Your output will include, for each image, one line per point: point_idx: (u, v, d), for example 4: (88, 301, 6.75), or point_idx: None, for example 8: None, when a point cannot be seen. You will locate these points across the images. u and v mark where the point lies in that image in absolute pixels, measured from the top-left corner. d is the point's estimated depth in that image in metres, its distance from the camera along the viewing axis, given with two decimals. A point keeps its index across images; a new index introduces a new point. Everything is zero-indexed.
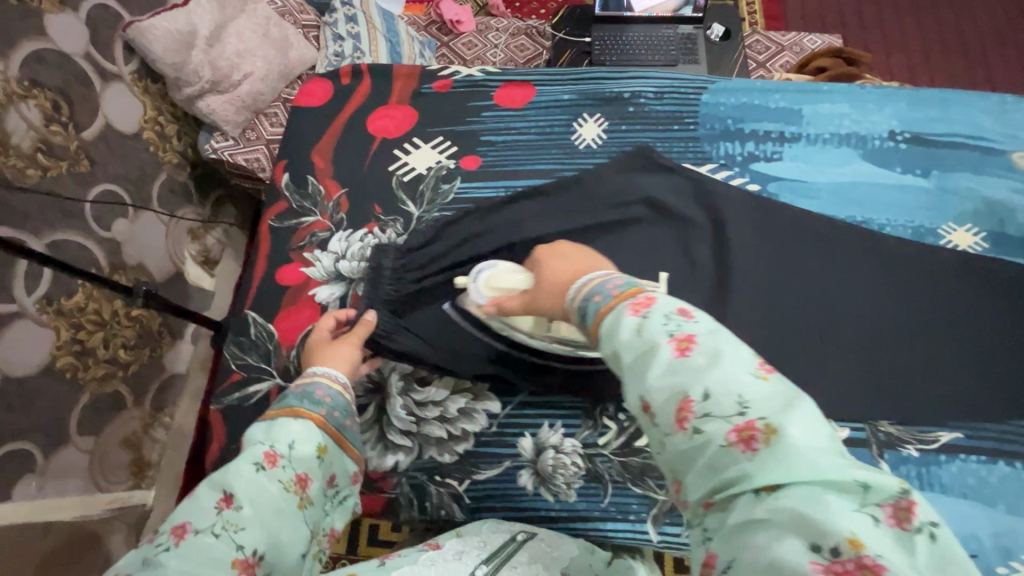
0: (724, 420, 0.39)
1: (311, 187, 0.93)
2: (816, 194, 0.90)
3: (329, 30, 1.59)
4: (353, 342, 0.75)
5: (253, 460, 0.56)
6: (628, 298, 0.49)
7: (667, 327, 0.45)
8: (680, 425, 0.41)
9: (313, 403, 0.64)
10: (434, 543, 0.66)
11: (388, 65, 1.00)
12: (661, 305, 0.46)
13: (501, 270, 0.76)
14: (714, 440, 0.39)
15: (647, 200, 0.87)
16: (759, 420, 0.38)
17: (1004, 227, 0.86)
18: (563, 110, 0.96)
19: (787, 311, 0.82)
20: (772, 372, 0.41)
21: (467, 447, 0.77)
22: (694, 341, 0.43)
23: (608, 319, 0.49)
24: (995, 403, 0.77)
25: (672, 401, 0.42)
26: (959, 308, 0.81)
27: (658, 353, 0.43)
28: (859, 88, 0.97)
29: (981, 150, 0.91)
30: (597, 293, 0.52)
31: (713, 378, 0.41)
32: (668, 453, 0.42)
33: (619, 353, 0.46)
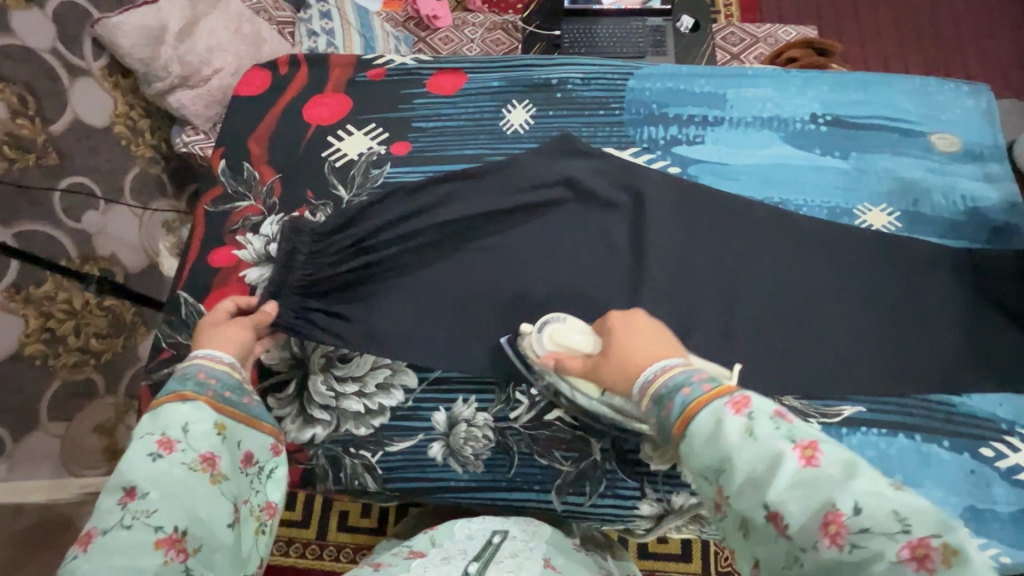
0: (888, 537, 0.39)
1: (246, 173, 0.96)
2: (735, 177, 0.92)
3: (304, 26, 1.60)
4: (243, 325, 0.72)
5: (145, 451, 0.58)
6: (722, 394, 0.46)
7: (782, 433, 0.43)
8: (827, 542, 0.40)
9: (198, 384, 0.65)
10: (418, 552, 0.67)
11: (325, 55, 1.02)
12: (760, 406, 0.45)
13: (569, 325, 0.72)
14: (883, 556, 0.39)
15: (565, 181, 0.88)
16: (933, 537, 0.38)
17: (918, 206, 0.88)
18: (492, 96, 0.98)
19: (697, 291, 0.85)
20: (904, 476, 0.41)
21: (382, 421, 0.80)
22: (817, 449, 0.42)
23: (700, 421, 0.46)
24: (896, 378, 0.79)
25: (813, 517, 0.41)
26: (864, 286, 0.83)
27: (786, 464, 0.42)
28: (784, 72, 0.98)
29: (900, 132, 0.92)
30: (680, 383, 0.49)
31: (859, 490, 0.40)
32: (806, 568, 0.41)
33: (731, 466, 0.44)
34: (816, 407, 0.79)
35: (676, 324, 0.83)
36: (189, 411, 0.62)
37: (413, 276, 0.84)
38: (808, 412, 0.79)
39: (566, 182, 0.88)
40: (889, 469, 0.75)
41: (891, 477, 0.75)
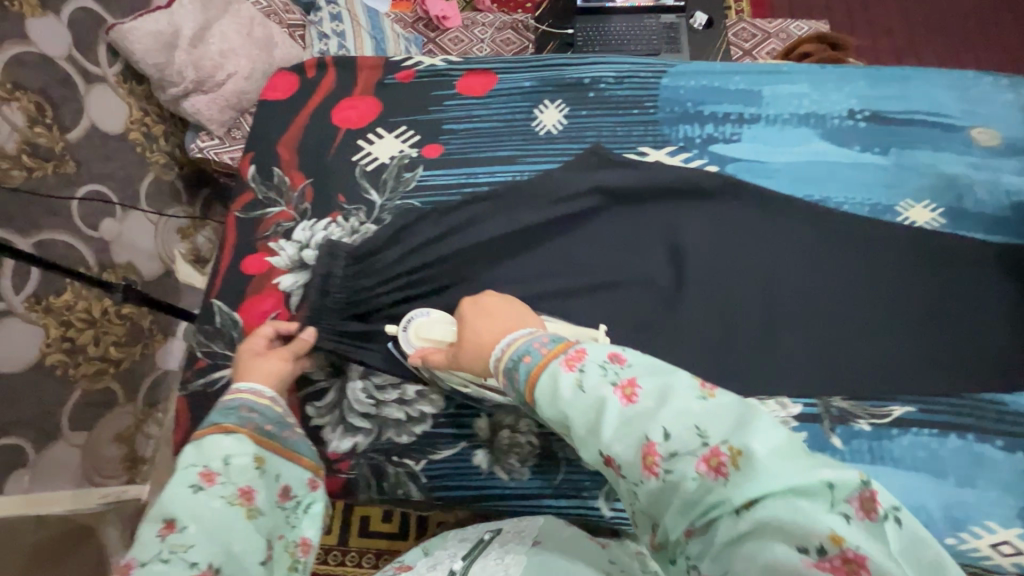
0: (690, 454, 0.45)
1: (276, 178, 0.94)
2: (774, 174, 0.90)
3: (314, 29, 1.59)
4: (282, 357, 0.75)
5: (187, 482, 0.59)
6: (558, 354, 0.54)
7: (607, 379, 0.51)
8: (650, 470, 0.46)
9: (242, 417, 0.66)
10: (406, 565, 0.68)
11: (353, 57, 1.01)
12: (592, 358, 0.52)
13: (433, 318, 0.76)
14: (686, 475, 0.44)
15: (597, 189, 0.87)
16: (722, 445, 0.44)
17: (962, 202, 0.86)
18: (524, 96, 0.97)
19: (737, 291, 0.83)
20: (715, 391, 0.48)
21: (425, 429, 0.78)
22: (636, 387, 0.50)
23: (542, 382, 0.53)
24: (944, 377, 0.78)
25: (636, 451, 0.47)
26: (909, 283, 0.82)
27: (607, 405, 0.49)
28: (819, 68, 0.97)
29: (940, 127, 0.91)
30: (524, 352, 0.56)
31: (664, 417, 0.46)
32: (643, 499, 0.47)
33: (568, 414, 0.51)
34: (865, 407, 0.77)
35: (717, 324, 0.82)
36: (230, 443, 0.63)
37: (449, 282, 0.83)
38: (857, 412, 0.77)
39: (602, 187, 0.87)
40: (942, 470, 0.74)
41: (945, 479, 0.73)
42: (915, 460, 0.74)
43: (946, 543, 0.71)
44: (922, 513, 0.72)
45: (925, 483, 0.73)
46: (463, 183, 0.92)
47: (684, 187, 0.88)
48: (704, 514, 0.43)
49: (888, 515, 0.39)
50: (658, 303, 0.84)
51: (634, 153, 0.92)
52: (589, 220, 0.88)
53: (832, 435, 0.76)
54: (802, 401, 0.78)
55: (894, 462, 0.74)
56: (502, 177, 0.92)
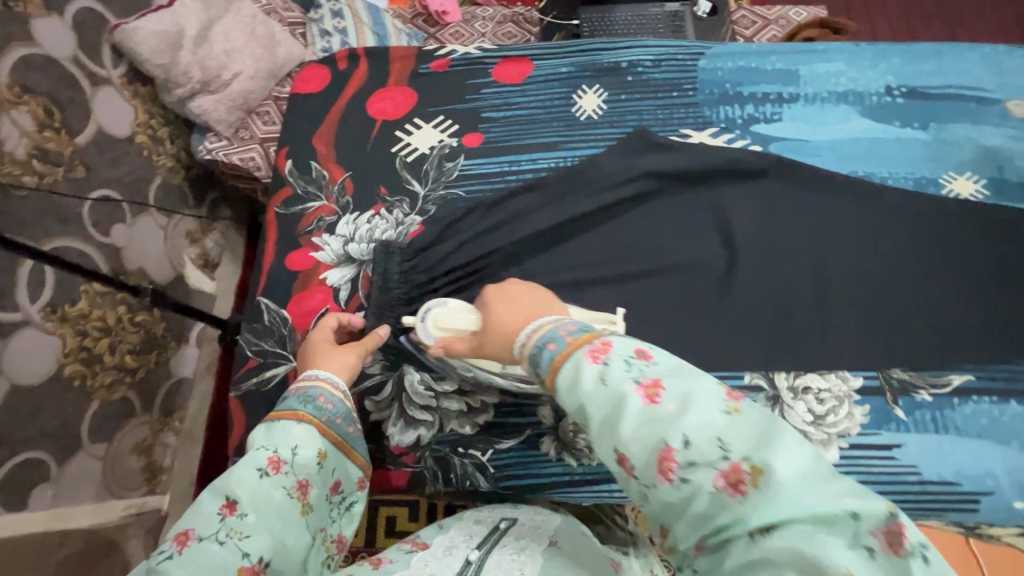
0: (708, 467, 0.39)
1: (314, 172, 0.93)
2: (817, 153, 0.91)
3: (315, 27, 1.47)
4: (357, 350, 0.72)
5: (256, 465, 0.57)
6: (583, 344, 0.46)
7: (629, 375, 0.43)
8: (663, 477, 0.41)
9: (316, 408, 0.64)
10: (421, 545, 0.65)
11: (384, 48, 1.00)
12: (618, 350, 0.45)
13: (452, 308, 0.70)
14: (703, 486, 0.39)
15: (648, 173, 0.87)
16: (743, 461, 0.38)
17: (1003, 173, 0.88)
18: (562, 83, 0.97)
19: (790, 268, 0.83)
20: (742, 402, 0.41)
21: (488, 419, 0.77)
22: (660, 387, 0.42)
23: (566, 371, 0.46)
24: (1001, 344, 0.78)
25: (653, 454, 0.41)
26: (958, 253, 0.82)
27: (626, 403, 0.42)
28: (854, 46, 0.97)
29: (976, 100, 0.92)
30: (548, 339, 0.48)
31: (689, 424, 0.40)
32: (653, 502, 0.42)
33: (585, 408, 0.44)
34: (925, 378, 0.78)
35: (773, 302, 0.82)
36: (300, 432, 0.61)
37: (502, 272, 0.83)
38: (918, 383, 0.78)
39: (650, 172, 0.87)
40: (1005, 436, 0.76)
41: (1008, 445, 0.75)
42: (978, 428, 0.76)
43: (1014, 508, 0.73)
44: (989, 480, 0.74)
45: (989, 450, 0.75)
46: (508, 171, 0.91)
47: (731, 168, 0.87)
48: (719, 529, 0.39)
49: (917, 552, 0.33)
50: (712, 284, 0.83)
51: (676, 135, 0.92)
52: (638, 204, 0.87)
53: (896, 407, 0.77)
54: (863, 374, 0.79)
55: (957, 431, 0.76)
56: (547, 164, 0.91)
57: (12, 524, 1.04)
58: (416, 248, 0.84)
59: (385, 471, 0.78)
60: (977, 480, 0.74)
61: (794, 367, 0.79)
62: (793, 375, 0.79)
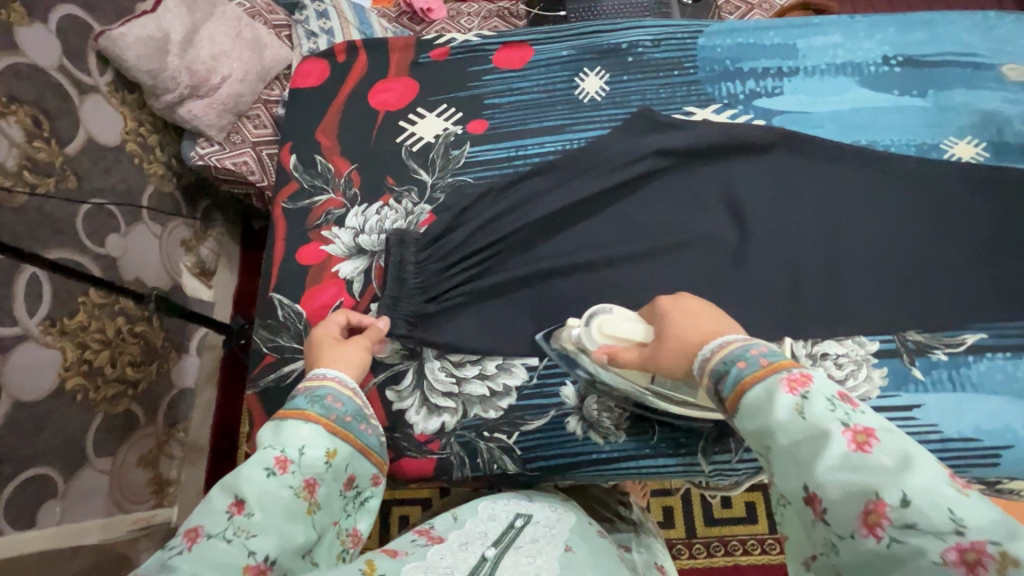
0: (934, 535, 0.35)
1: (320, 166, 0.92)
2: (820, 124, 0.92)
3: (301, 28, 1.44)
4: (363, 346, 0.73)
5: (264, 464, 0.56)
6: (781, 370, 0.45)
7: (837, 415, 0.41)
8: (868, 531, 0.38)
9: (324, 406, 0.63)
10: (437, 536, 0.64)
11: (382, 38, 0.99)
12: (824, 388, 0.43)
13: (619, 315, 0.68)
14: (922, 554, 0.36)
15: (657, 151, 0.87)
16: (985, 542, 0.34)
17: (1003, 135, 0.89)
18: (563, 66, 0.97)
19: (802, 239, 0.84)
20: (972, 490, 0.37)
21: (511, 402, 0.77)
22: (874, 436, 0.40)
23: (755, 394, 0.45)
24: (1012, 301, 0.80)
25: (859, 504, 0.38)
26: (964, 215, 0.84)
27: (832, 442, 0.40)
28: (849, 19, 0.98)
29: (972, 66, 0.93)
30: (738, 356, 0.48)
31: (910, 483, 0.37)
32: (841, 557, 0.39)
33: (776, 436, 0.43)
34: (940, 338, 0.79)
35: (787, 272, 0.83)
36: (306, 432, 0.61)
37: (516, 256, 0.83)
38: (933, 343, 0.79)
39: (659, 150, 0.87)
40: (1022, 390, 0.77)
41: None
42: (995, 384, 0.77)
43: None
44: (1010, 434, 0.75)
45: (1007, 405, 0.76)
46: (515, 155, 0.90)
47: (739, 142, 0.88)
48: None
49: None
50: (726, 257, 0.84)
51: (680, 113, 0.92)
52: (647, 183, 0.87)
53: (913, 367, 0.78)
54: (880, 338, 0.79)
55: (974, 388, 0.77)
56: (553, 147, 0.91)
57: (21, 542, 1.00)
58: (428, 235, 0.83)
59: (410, 459, 0.78)
60: (996, 434, 0.75)
61: (812, 335, 0.80)
62: (811, 342, 0.80)
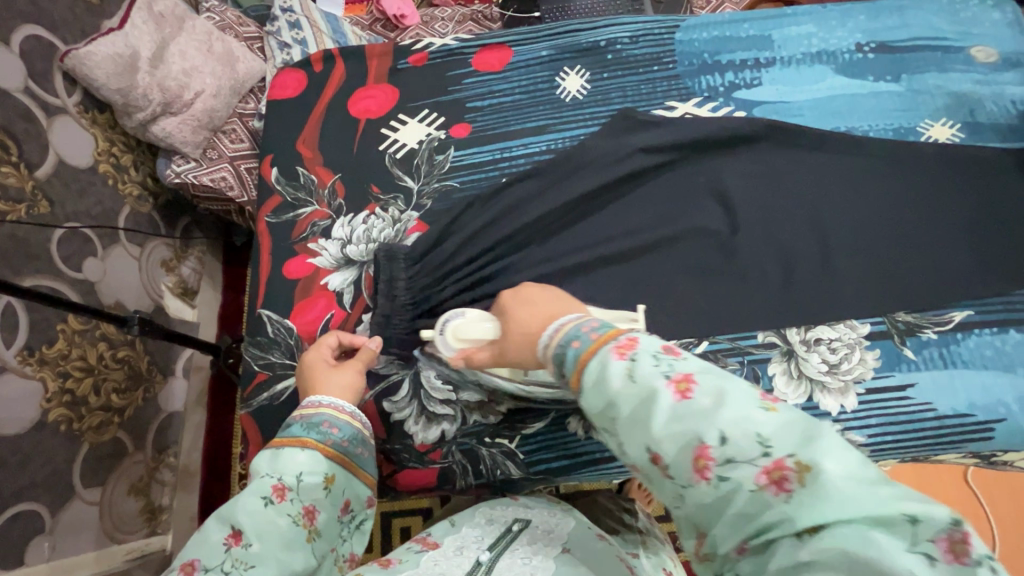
0: (749, 463, 0.40)
1: (302, 178, 0.90)
2: (800, 113, 0.93)
3: (273, 40, 1.39)
4: (358, 367, 0.70)
5: (260, 494, 0.56)
6: (608, 340, 0.48)
7: (661, 370, 0.45)
8: (702, 474, 0.41)
9: (320, 433, 0.62)
10: (432, 542, 0.64)
11: (359, 46, 0.98)
12: (645, 347, 0.47)
13: (469, 317, 0.69)
14: (743, 484, 0.40)
15: (641, 148, 0.87)
16: (788, 458, 0.39)
17: (975, 116, 0.91)
18: (543, 66, 0.97)
19: (788, 227, 0.85)
20: (777, 404, 0.42)
21: (510, 406, 0.76)
22: (691, 383, 0.44)
23: (590, 368, 0.48)
24: (995, 277, 0.81)
25: (690, 452, 0.42)
26: (944, 195, 0.85)
27: (658, 400, 0.43)
28: (821, 8, 1.00)
29: (942, 50, 0.95)
30: (573, 337, 0.50)
31: (726, 420, 0.41)
32: (688, 504, 0.43)
33: (615, 404, 0.46)
34: (928, 317, 0.81)
35: (776, 260, 0.83)
36: (303, 461, 0.60)
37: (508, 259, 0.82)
38: (922, 323, 0.80)
39: (644, 146, 0.87)
40: (1009, 364, 0.78)
41: (1014, 371, 0.78)
42: (984, 359, 0.79)
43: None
44: (1001, 407, 0.76)
45: (996, 379, 0.78)
46: (500, 158, 0.90)
47: (722, 133, 0.88)
48: (762, 530, 0.39)
49: (982, 561, 0.33)
50: (716, 249, 0.84)
51: (661, 108, 0.93)
52: (634, 179, 0.87)
53: (904, 348, 0.79)
54: (870, 321, 0.80)
55: (964, 364, 0.79)
56: (538, 148, 0.91)
57: None
58: (417, 243, 0.82)
59: (411, 471, 0.77)
60: (988, 408, 0.76)
61: (804, 321, 0.80)
62: (804, 329, 0.80)
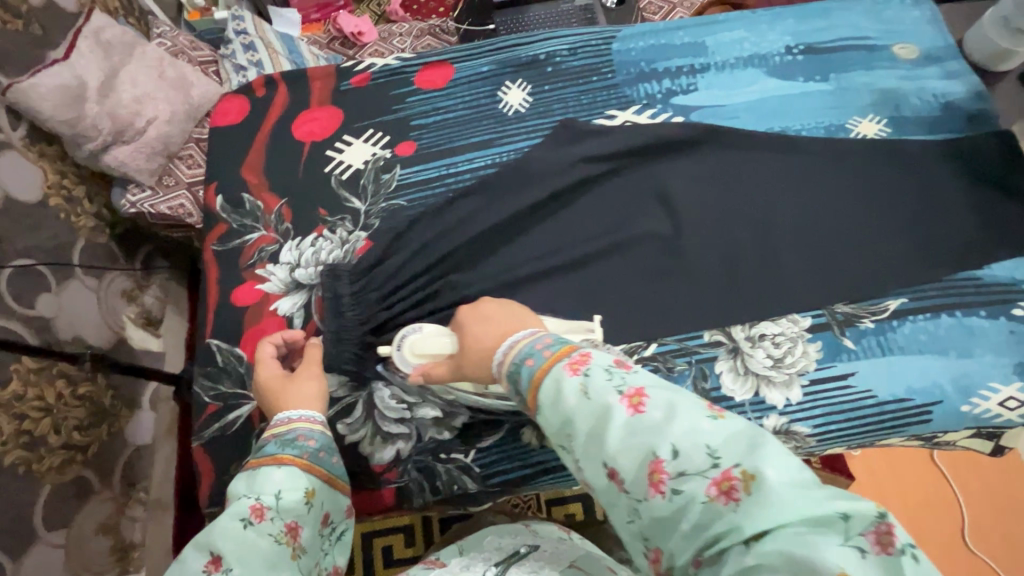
0: (700, 475, 0.42)
1: (248, 205, 0.90)
2: (736, 115, 0.95)
3: (229, 64, 1.38)
4: (315, 373, 0.70)
5: (238, 516, 0.54)
6: (561, 357, 0.51)
7: (612, 385, 0.48)
8: (656, 487, 0.43)
9: (295, 448, 0.61)
10: (439, 561, 0.67)
11: (301, 70, 0.98)
12: (597, 362, 0.50)
13: (426, 333, 0.71)
14: (694, 494, 0.41)
15: (584, 158, 0.89)
16: (734, 467, 0.41)
17: (900, 111, 0.95)
18: (485, 81, 0.98)
19: (729, 227, 0.87)
20: (725, 413, 0.45)
21: (465, 420, 0.77)
22: (644, 397, 0.47)
23: (547, 387, 0.50)
24: (926, 265, 0.84)
25: (643, 467, 0.44)
26: (874, 189, 0.89)
27: (614, 416, 0.46)
28: (751, 13, 1.04)
29: (867, 49, 0.99)
30: (527, 355, 0.53)
31: (675, 432, 0.43)
32: (644, 520, 0.44)
33: (571, 420, 0.48)
34: (866, 307, 0.83)
35: (719, 260, 0.85)
36: (280, 478, 0.58)
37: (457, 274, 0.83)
38: (860, 313, 0.83)
39: (586, 157, 0.89)
40: (944, 347, 0.81)
41: (948, 354, 0.80)
42: (919, 344, 0.81)
43: (962, 412, 0.78)
44: (937, 390, 0.79)
45: (931, 362, 0.80)
46: (446, 174, 0.91)
47: (661, 139, 0.91)
48: (714, 540, 0.40)
49: (905, 549, 0.36)
50: (661, 253, 0.86)
51: (602, 117, 0.95)
52: (579, 189, 0.89)
53: (844, 338, 0.81)
54: (811, 314, 0.83)
55: (901, 350, 0.81)
56: (483, 163, 0.91)
57: None
58: (365, 265, 0.83)
59: (367, 492, 0.77)
60: (925, 391, 0.79)
61: (747, 318, 0.82)
62: (748, 325, 0.82)
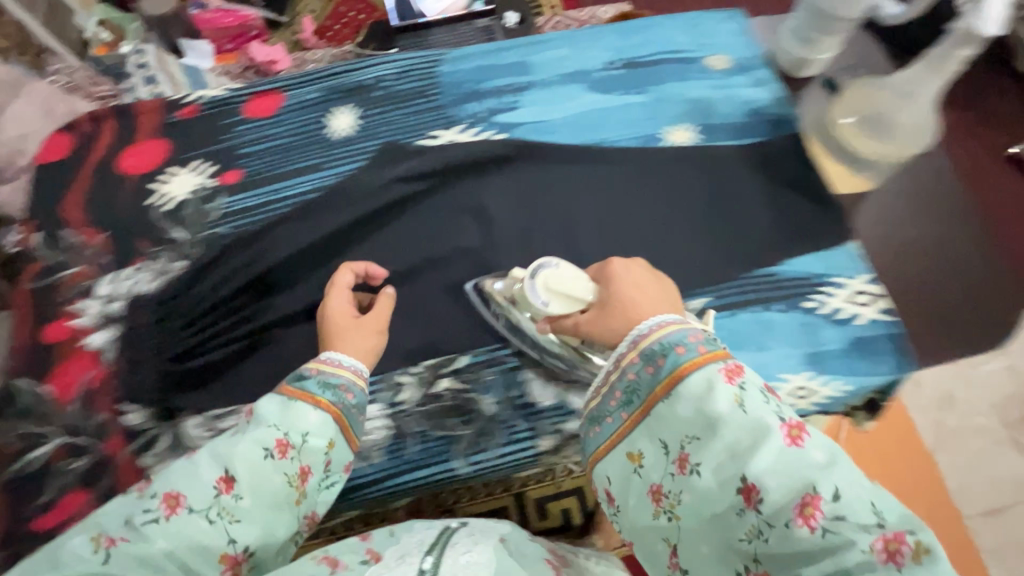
0: (864, 530, 0.44)
1: (66, 240, 0.90)
2: (555, 130, 0.99)
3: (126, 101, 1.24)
4: (376, 329, 0.77)
5: (262, 445, 0.58)
6: (718, 360, 0.55)
7: (773, 411, 0.52)
8: (804, 521, 0.46)
9: (335, 394, 0.64)
10: (375, 551, 0.59)
11: (129, 104, 0.99)
12: (753, 379, 0.54)
13: (564, 267, 0.72)
14: (852, 544, 0.43)
15: (400, 179, 0.93)
16: (908, 536, 0.43)
17: (710, 119, 1.00)
18: (313, 108, 1.00)
19: (540, 238, 0.91)
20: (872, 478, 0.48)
21: None
22: (806, 434, 0.50)
23: (695, 380, 0.54)
24: (724, 265, 0.89)
25: (806, 492, 0.47)
26: (680, 195, 0.93)
27: (773, 440, 0.50)
28: (576, 31, 1.08)
29: (682, 61, 1.04)
30: (677, 343, 0.57)
31: (835, 476, 0.47)
32: (772, 546, 0.47)
33: (726, 434, 0.51)
34: None
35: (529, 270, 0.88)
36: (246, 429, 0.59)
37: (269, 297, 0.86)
38: None
39: (402, 177, 0.93)
40: (739, 342, 0.84)
41: (743, 348, 0.84)
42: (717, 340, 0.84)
43: None
44: None
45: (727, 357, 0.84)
46: (268, 201, 0.92)
47: (475, 157, 0.94)
48: None
49: None
50: (475, 267, 0.89)
51: (425, 138, 0.98)
52: (397, 209, 0.92)
53: None
54: None
55: None
56: (306, 188, 0.93)
57: None
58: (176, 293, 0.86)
59: None
60: None
61: None
62: None
